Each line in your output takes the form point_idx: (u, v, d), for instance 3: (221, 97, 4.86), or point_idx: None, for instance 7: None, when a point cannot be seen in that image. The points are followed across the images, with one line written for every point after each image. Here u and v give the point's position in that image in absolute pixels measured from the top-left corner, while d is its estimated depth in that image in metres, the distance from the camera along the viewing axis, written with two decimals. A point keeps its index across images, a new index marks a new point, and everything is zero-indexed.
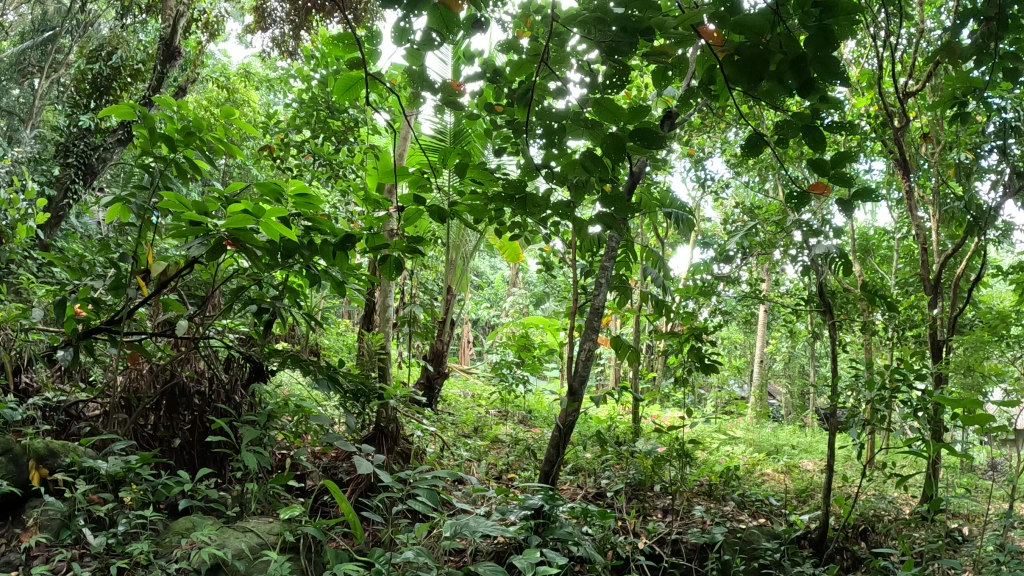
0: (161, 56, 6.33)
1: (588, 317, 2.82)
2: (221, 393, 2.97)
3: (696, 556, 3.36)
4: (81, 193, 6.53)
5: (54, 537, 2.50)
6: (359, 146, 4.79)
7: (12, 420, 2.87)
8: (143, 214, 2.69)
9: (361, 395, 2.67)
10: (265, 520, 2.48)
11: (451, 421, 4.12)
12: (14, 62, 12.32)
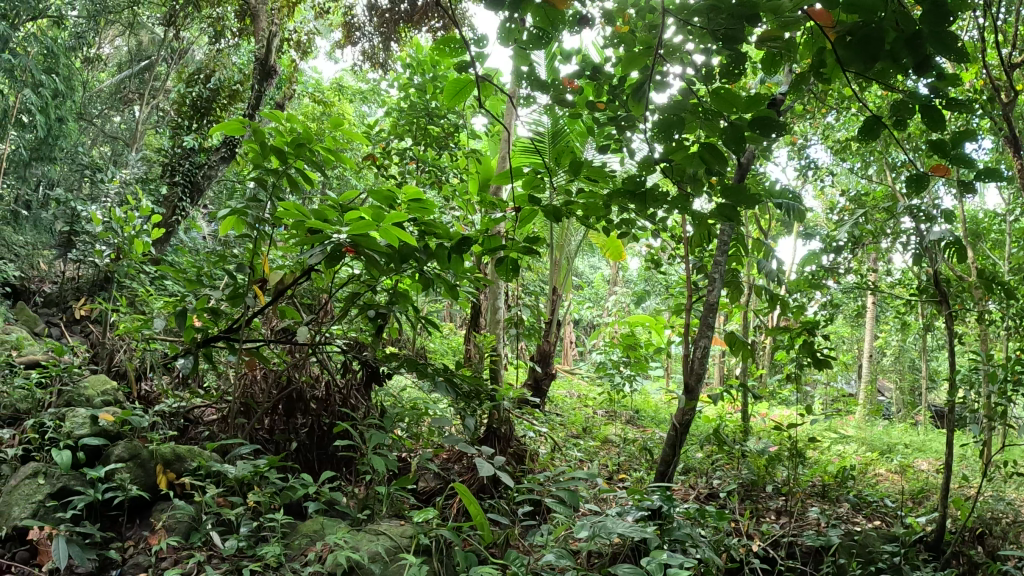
0: (259, 75, 6.62)
1: (703, 313, 2.81)
2: (338, 396, 3.06)
3: (812, 560, 3.22)
4: (188, 210, 6.77)
5: (185, 540, 2.62)
6: (460, 150, 4.89)
7: (138, 427, 3.03)
8: (258, 226, 2.76)
9: (476, 396, 2.69)
10: (396, 523, 2.51)
11: (561, 421, 4.14)
12: (116, 90, 13.10)
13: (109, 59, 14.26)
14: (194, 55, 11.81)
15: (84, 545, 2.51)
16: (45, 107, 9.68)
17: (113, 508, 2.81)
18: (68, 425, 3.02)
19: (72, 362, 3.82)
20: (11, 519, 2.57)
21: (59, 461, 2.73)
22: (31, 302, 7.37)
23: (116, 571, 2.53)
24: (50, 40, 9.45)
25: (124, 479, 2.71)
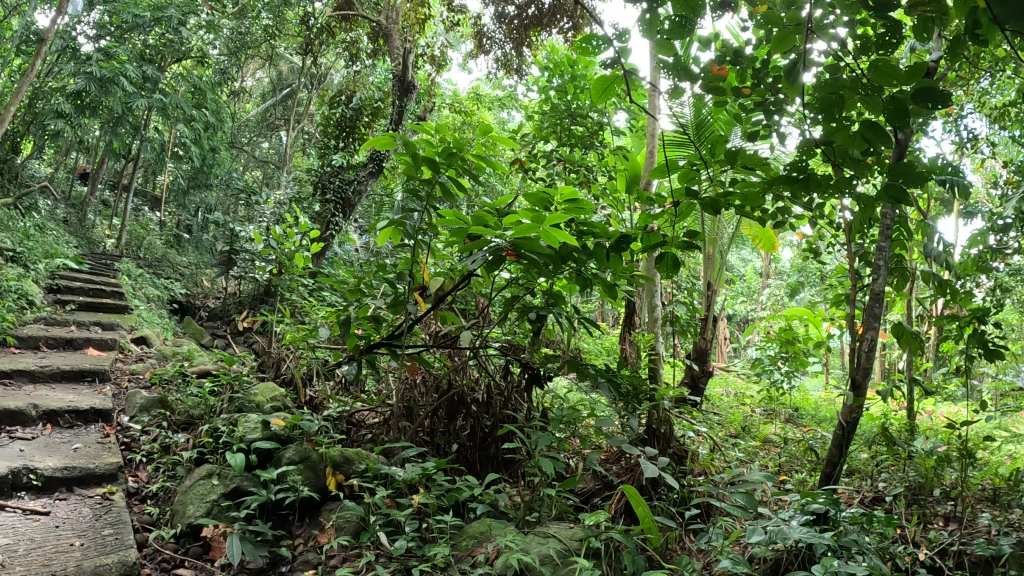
0: (399, 91, 7.44)
1: (869, 303, 2.79)
2: (500, 398, 3.18)
3: (982, 570, 2.99)
4: (341, 224, 7.39)
5: (354, 538, 2.76)
6: (603, 148, 5.47)
7: (308, 431, 3.23)
8: (414, 235, 2.89)
9: (636, 395, 2.87)
10: (566, 526, 2.65)
11: (719, 421, 4.80)
12: (260, 119, 14.17)
13: (254, 90, 15.42)
14: (332, 80, 12.58)
15: (256, 542, 2.71)
16: (197, 139, 10.53)
17: (284, 507, 3.02)
18: (242, 429, 3.28)
19: (242, 371, 4.19)
20: (188, 517, 2.87)
21: (233, 462, 2.95)
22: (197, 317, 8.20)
23: (287, 567, 2.71)
24: (197, 77, 10.33)
25: (293, 481, 2.91)
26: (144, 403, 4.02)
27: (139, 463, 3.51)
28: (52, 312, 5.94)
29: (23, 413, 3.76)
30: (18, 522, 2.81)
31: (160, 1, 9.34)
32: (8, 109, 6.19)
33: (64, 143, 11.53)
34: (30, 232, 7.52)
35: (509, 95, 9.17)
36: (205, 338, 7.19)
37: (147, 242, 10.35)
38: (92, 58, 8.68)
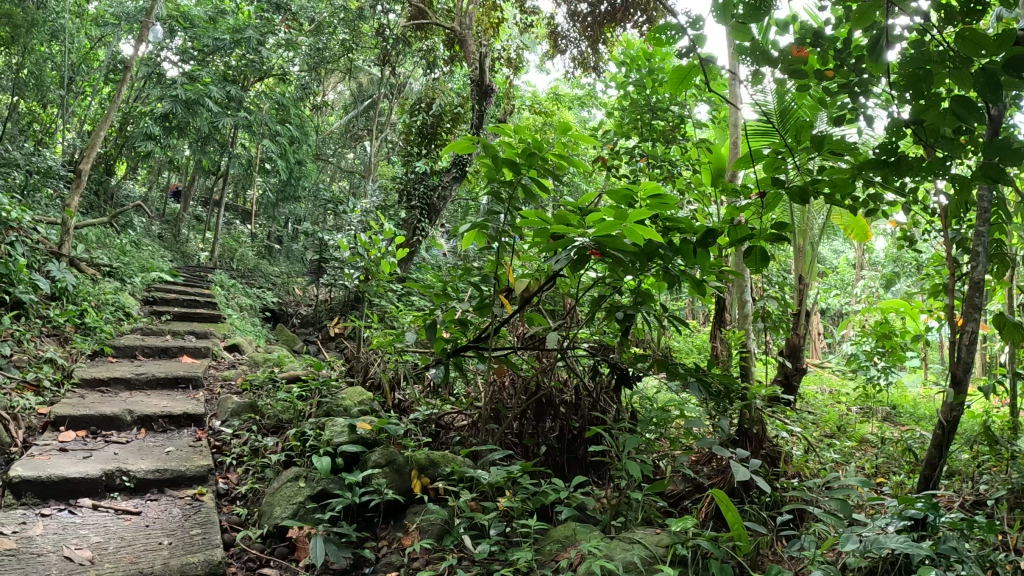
0: (478, 96, 7.37)
1: (969, 293, 2.58)
2: (587, 401, 3.37)
3: None
4: (426, 229, 7.63)
5: (438, 542, 2.77)
6: (685, 142, 5.30)
7: (394, 435, 3.35)
8: (498, 238, 2.93)
9: (725, 395, 2.92)
10: (650, 533, 2.63)
11: (815, 422, 4.69)
12: (344, 130, 14.64)
13: (337, 102, 15.94)
14: (412, 89, 12.86)
15: (339, 543, 2.77)
16: (284, 153, 11.00)
17: (369, 509, 3.07)
18: (329, 434, 3.38)
19: (330, 377, 4.31)
20: (275, 518, 2.94)
21: (319, 466, 3.00)
22: (291, 325, 8.59)
23: (370, 568, 2.75)
24: (281, 94, 10.77)
25: (379, 485, 2.97)
26: (235, 408, 4.20)
27: (229, 465, 3.65)
28: (149, 322, 6.18)
29: (117, 419, 3.92)
30: (111, 522, 2.97)
31: (239, 23, 9.74)
32: (98, 134, 6.56)
33: (160, 163, 12.23)
34: (128, 249, 7.99)
35: (587, 93, 9.13)
36: (296, 345, 7.48)
37: (238, 254, 10.85)
38: (177, 82, 9.14)
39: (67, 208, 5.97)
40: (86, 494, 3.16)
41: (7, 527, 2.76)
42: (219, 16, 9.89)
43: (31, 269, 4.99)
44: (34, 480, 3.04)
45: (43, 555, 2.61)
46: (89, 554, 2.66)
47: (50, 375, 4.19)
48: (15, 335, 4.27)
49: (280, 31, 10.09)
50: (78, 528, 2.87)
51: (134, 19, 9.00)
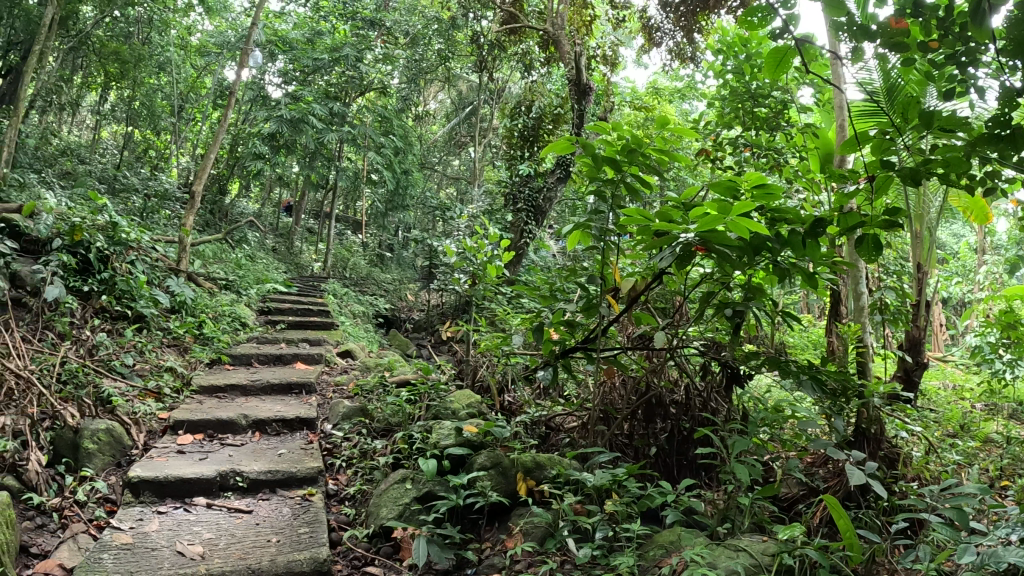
0: (576, 95, 7.40)
1: None
2: (697, 400, 3.12)
3: None
4: (534, 231, 7.74)
5: (539, 545, 2.66)
6: (793, 128, 4.70)
7: (500, 438, 3.25)
8: (603, 238, 2.83)
9: (842, 393, 2.75)
10: (757, 539, 2.46)
11: (934, 419, 4.15)
12: (448, 138, 14.88)
13: (439, 111, 16.25)
14: (511, 92, 12.91)
15: (443, 544, 2.70)
16: (390, 164, 11.32)
17: (474, 511, 2.98)
18: (435, 437, 3.31)
19: (436, 380, 4.14)
20: (380, 518, 2.92)
21: (425, 467, 2.96)
22: (404, 330, 8.83)
23: (472, 569, 2.68)
24: (383, 107, 11.09)
25: (482, 487, 2.89)
26: (345, 412, 4.02)
27: (338, 467, 3.54)
28: (263, 331, 6.19)
29: (232, 423, 3.81)
30: (223, 519, 2.88)
31: (336, 42, 10.02)
32: (208, 157, 7.00)
33: (274, 180, 12.87)
34: (243, 263, 8.45)
35: (688, 84, 8.79)
36: (408, 349, 7.60)
37: (350, 263, 11.24)
38: (281, 103, 9.64)
39: (184, 227, 6.35)
40: (200, 493, 3.08)
41: (124, 523, 2.72)
42: (316, 37, 10.15)
43: (151, 285, 5.19)
44: (150, 479, 2.99)
45: (156, 550, 2.56)
46: (200, 549, 2.60)
47: (170, 382, 4.14)
48: (137, 347, 4.30)
49: (377, 46, 10.36)
50: (190, 524, 2.80)
51: (235, 48, 9.61)
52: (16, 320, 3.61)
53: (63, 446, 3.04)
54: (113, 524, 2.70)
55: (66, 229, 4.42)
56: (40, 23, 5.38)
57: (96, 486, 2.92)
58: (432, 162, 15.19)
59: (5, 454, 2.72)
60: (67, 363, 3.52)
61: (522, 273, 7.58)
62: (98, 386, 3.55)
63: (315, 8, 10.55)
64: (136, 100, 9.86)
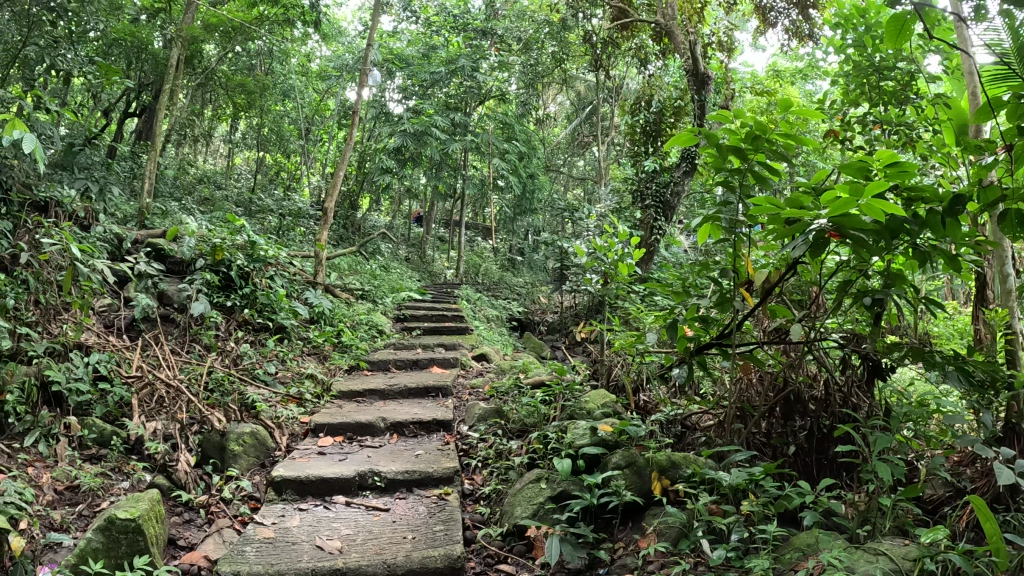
0: (696, 85, 7.26)
1: None
2: (837, 396, 2.81)
3: None
4: (664, 227, 7.55)
5: (673, 547, 2.34)
6: (923, 99, 4.33)
7: (636, 435, 2.78)
8: (733, 229, 2.70)
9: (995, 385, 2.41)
10: (900, 543, 2.24)
11: None
12: (572, 139, 14.81)
13: (559, 113, 16.24)
14: (631, 87, 12.68)
15: (576, 543, 2.40)
16: (516, 168, 11.48)
17: (608, 510, 2.60)
18: (570, 435, 2.92)
19: (575, 380, 3.59)
20: (514, 518, 2.63)
21: (559, 465, 2.64)
22: (539, 332, 8.87)
23: (604, 569, 2.35)
24: (503, 113, 11.28)
25: (616, 484, 2.51)
26: (481, 413, 3.70)
27: (474, 467, 3.25)
28: (399, 338, 6.24)
29: (371, 425, 3.70)
30: (360, 517, 2.77)
31: (451, 55, 10.43)
32: (337, 175, 7.42)
33: (404, 192, 13.34)
34: (378, 273, 8.81)
35: (809, 63, 8.31)
36: (544, 351, 7.53)
37: (483, 268, 11.47)
38: (404, 118, 10.01)
39: (319, 242, 6.67)
40: (339, 492, 2.99)
41: (266, 519, 2.70)
42: (431, 51, 10.71)
43: (291, 298, 5.49)
44: (293, 478, 2.96)
45: (296, 544, 2.49)
46: (339, 544, 2.49)
47: (311, 388, 4.23)
48: (279, 356, 4.54)
49: (493, 54, 10.55)
50: (330, 521, 2.72)
51: (354, 69, 10.12)
52: (165, 334, 3.98)
53: (211, 448, 3.18)
54: (257, 520, 2.68)
55: (209, 249, 4.82)
56: (170, 66, 5.94)
57: (241, 484, 3.00)
58: (557, 165, 15.17)
59: (157, 455, 2.96)
60: (214, 372, 3.73)
61: (657, 269, 7.35)
62: (243, 393, 3.68)
63: (426, 24, 10.90)
64: (265, 127, 10.78)
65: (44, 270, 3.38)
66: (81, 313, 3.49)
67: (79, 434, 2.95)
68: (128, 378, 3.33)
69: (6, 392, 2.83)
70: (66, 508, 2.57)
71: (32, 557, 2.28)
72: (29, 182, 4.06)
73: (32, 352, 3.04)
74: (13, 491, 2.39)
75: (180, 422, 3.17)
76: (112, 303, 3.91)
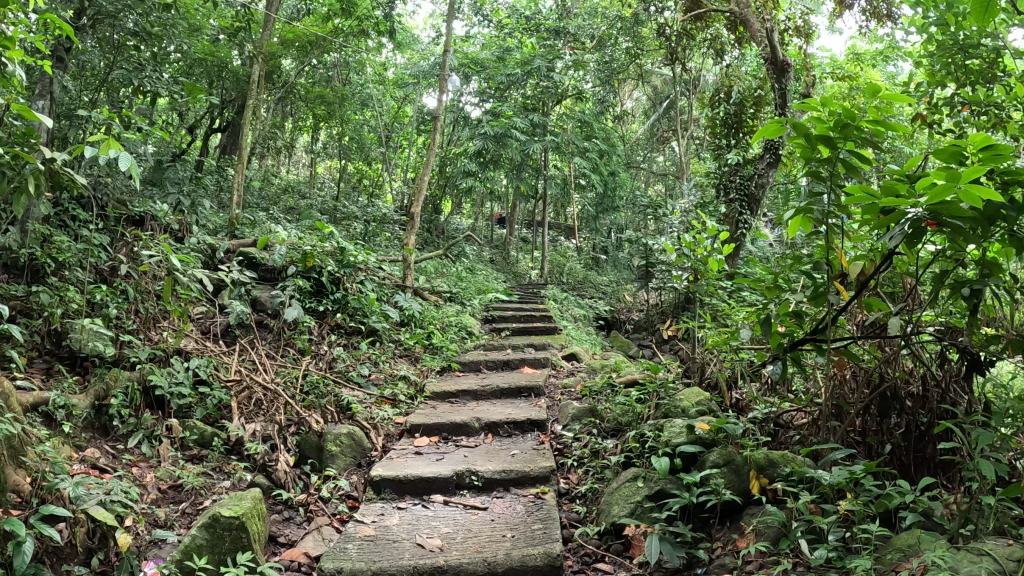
0: (775, 74, 7.19)
1: None
2: (936, 390, 2.60)
3: None
4: (750, 221, 7.36)
5: (774, 546, 2.28)
6: (1011, 76, 4.09)
7: (734, 433, 2.71)
8: (826, 220, 2.56)
9: None
10: (1005, 543, 2.04)
11: None
12: (651, 134, 14.56)
13: (636, 110, 16.03)
14: (706, 81, 12.39)
15: (675, 542, 2.37)
16: (596, 167, 11.36)
17: (705, 509, 2.56)
18: (667, 433, 2.85)
19: (669, 377, 3.55)
20: (613, 516, 2.62)
21: (657, 463, 2.59)
22: (625, 332, 8.78)
23: (702, 569, 2.30)
24: (583, 112, 11.14)
25: (715, 483, 2.45)
26: (575, 412, 3.67)
27: (570, 467, 3.23)
28: (489, 339, 6.22)
29: (466, 425, 3.72)
30: (459, 515, 2.79)
31: (526, 56, 10.43)
32: (423, 180, 7.44)
33: (484, 195, 13.45)
34: (464, 276, 8.85)
35: (887, 43, 8.02)
36: (630, 350, 7.43)
37: (568, 269, 11.47)
38: (484, 122, 10.13)
39: (407, 246, 6.72)
40: (437, 492, 3.02)
41: (366, 517, 2.74)
42: (506, 53, 10.76)
43: (382, 302, 5.62)
44: (390, 477, 3.02)
45: (398, 541, 2.53)
46: (439, 543, 2.51)
47: (404, 390, 4.30)
48: (371, 359, 4.63)
49: (567, 53, 10.50)
50: (429, 520, 2.75)
51: (430, 75, 10.20)
52: (260, 339, 4.10)
53: (309, 448, 3.27)
54: (357, 518, 2.74)
55: (299, 256, 4.94)
56: (251, 81, 6.13)
57: (339, 484, 3.06)
58: (637, 162, 14.98)
59: (257, 455, 3.04)
60: (309, 375, 3.87)
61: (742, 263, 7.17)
62: (338, 395, 3.82)
63: (499, 27, 11.02)
64: (346, 137, 10.99)
65: (143, 281, 3.57)
66: (178, 321, 3.66)
67: (181, 436, 3.07)
68: (226, 381, 3.44)
69: (110, 396, 2.99)
70: (170, 506, 2.67)
71: (138, 553, 2.39)
72: (124, 198, 4.29)
73: (136, 358, 3.17)
74: (120, 489, 2.52)
75: (278, 423, 3.27)
76: (208, 310, 4.06)
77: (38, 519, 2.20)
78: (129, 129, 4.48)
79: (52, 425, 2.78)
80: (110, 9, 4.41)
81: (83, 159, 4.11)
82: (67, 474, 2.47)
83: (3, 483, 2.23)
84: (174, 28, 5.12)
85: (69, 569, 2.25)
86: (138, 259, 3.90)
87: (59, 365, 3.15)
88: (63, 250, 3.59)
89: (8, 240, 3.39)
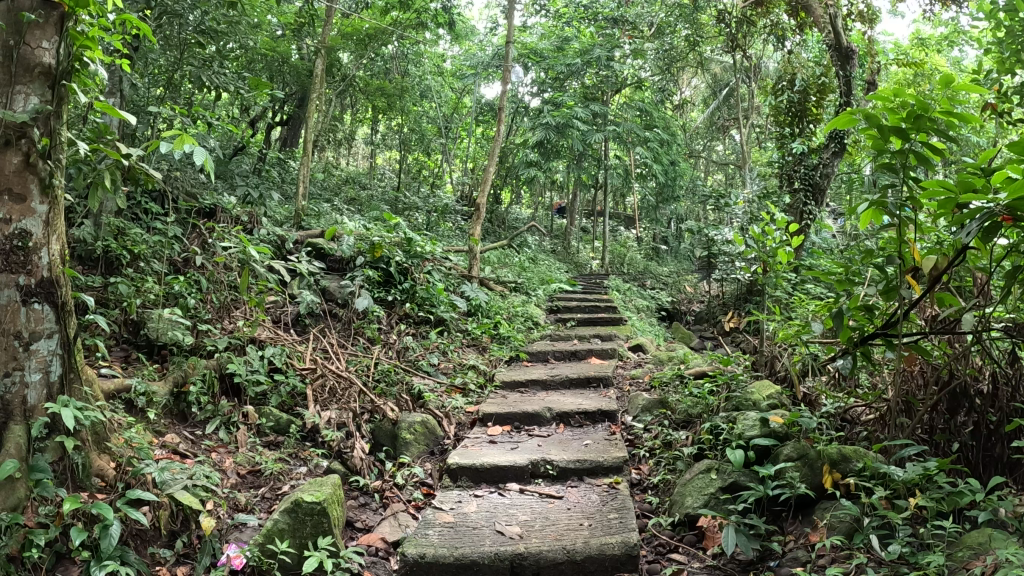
0: (839, 61, 7.14)
1: None
2: (1006, 388, 2.41)
3: None
4: (815, 211, 7.26)
5: (848, 540, 2.23)
6: None
7: (809, 427, 2.69)
8: (898, 214, 2.42)
9: None
10: None
11: None
12: (710, 123, 14.34)
13: (695, 97, 15.80)
14: (765, 67, 12.12)
15: (750, 534, 2.36)
16: (657, 156, 11.23)
17: (779, 502, 2.54)
18: (739, 426, 2.85)
19: (739, 370, 3.54)
20: (686, 507, 2.63)
21: (732, 455, 2.61)
22: (686, 322, 8.71)
23: (775, 562, 2.28)
24: (642, 101, 11.04)
25: (789, 477, 2.44)
26: (646, 403, 3.67)
27: (641, 457, 3.24)
28: (556, 328, 6.24)
29: (538, 415, 3.75)
30: (535, 504, 2.83)
31: (586, 45, 10.36)
32: (487, 168, 7.23)
33: (543, 185, 13.46)
34: (527, 266, 8.86)
35: (953, 28, 7.79)
36: (694, 340, 7.37)
37: (628, 259, 11.40)
38: (546, 111, 10.16)
39: (471, 237, 6.74)
40: (513, 480, 3.06)
41: (445, 504, 2.82)
42: (565, 43, 10.51)
43: (449, 293, 5.68)
44: (467, 465, 3.07)
45: (477, 529, 2.59)
46: (518, 530, 2.56)
47: (474, 379, 4.36)
48: (440, 349, 4.71)
49: (625, 42, 10.38)
50: (506, 508, 2.79)
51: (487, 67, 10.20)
52: (331, 328, 4.21)
53: (382, 435, 3.37)
54: (436, 505, 2.81)
55: (367, 247, 5.04)
56: (313, 76, 6.23)
57: (414, 471, 3.14)
58: (697, 151, 14.75)
59: (333, 442, 3.13)
60: (381, 364, 3.95)
61: (807, 254, 7.06)
62: (409, 383, 3.90)
63: (557, 17, 10.79)
64: (406, 128, 11.06)
65: (215, 271, 3.74)
66: (251, 311, 3.77)
67: (257, 422, 3.15)
68: (300, 369, 3.53)
69: (188, 384, 3.09)
70: (249, 491, 2.75)
71: (220, 536, 2.44)
72: (194, 191, 4.46)
73: (213, 348, 3.28)
74: (202, 474, 2.59)
75: (352, 412, 3.35)
76: (280, 300, 4.16)
77: (124, 502, 2.27)
78: (196, 124, 4.62)
79: (133, 410, 2.87)
80: (175, 9, 4.60)
81: (156, 154, 4.30)
82: (151, 459, 2.57)
83: (88, 468, 2.35)
84: (238, 25, 5.24)
85: (153, 551, 2.28)
86: (210, 250, 4.03)
87: (137, 353, 3.27)
88: (137, 242, 3.72)
89: (85, 233, 3.52)
